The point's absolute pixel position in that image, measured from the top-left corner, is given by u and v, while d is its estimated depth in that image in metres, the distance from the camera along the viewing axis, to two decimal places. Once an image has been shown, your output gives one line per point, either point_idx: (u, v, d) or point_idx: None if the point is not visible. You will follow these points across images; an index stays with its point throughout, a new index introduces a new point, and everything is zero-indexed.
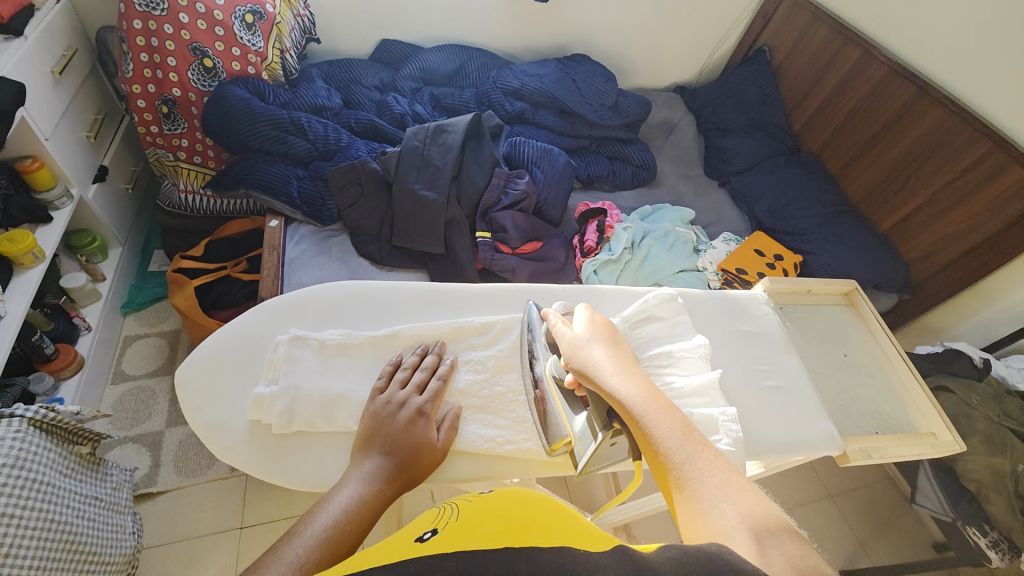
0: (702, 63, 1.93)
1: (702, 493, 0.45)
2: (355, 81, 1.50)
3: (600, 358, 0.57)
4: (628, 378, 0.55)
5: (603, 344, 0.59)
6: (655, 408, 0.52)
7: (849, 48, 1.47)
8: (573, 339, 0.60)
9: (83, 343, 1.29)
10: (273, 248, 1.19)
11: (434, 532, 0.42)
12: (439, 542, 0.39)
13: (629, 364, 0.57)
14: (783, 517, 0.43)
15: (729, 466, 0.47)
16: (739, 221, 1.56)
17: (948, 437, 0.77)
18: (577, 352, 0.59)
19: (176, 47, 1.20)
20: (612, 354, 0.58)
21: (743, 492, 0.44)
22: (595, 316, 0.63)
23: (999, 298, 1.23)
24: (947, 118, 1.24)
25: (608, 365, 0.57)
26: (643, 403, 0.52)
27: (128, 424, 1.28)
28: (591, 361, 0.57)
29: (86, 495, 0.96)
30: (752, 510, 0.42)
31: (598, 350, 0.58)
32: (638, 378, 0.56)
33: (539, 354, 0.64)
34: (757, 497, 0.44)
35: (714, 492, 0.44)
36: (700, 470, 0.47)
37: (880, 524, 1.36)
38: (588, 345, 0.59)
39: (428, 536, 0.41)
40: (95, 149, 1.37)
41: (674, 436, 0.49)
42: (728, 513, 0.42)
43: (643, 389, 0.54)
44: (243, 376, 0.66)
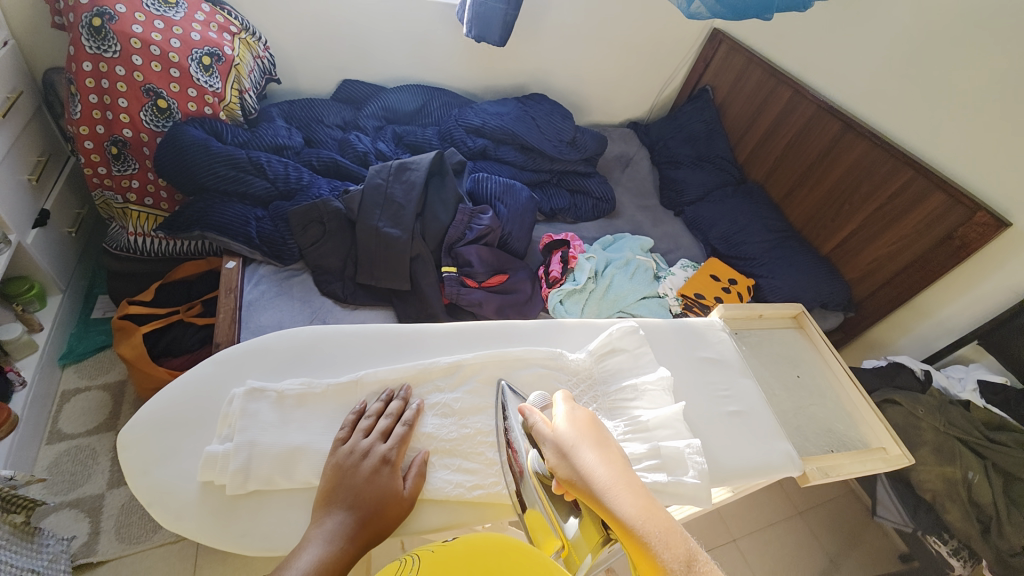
0: (652, 100, 2.06)
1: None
2: (317, 120, 1.51)
3: (591, 466, 0.52)
4: (621, 490, 0.50)
5: (591, 446, 0.54)
6: (657, 530, 0.46)
7: (781, 88, 1.61)
8: (558, 441, 0.55)
9: (16, 400, 1.18)
10: (231, 290, 1.13)
11: None
12: None
13: (623, 471, 0.52)
14: None
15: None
16: (695, 248, 1.64)
17: (897, 451, 0.82)
18: (564, 456, 0.54)
19: (128, 88, 1.17)
20: (604, 459, 0.53)
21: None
22: (577, 410, 0.58)
23: (933, 313, 1.32)
24: (872, 150, 1.37)
25: (601, 476, 0.51)
26: (643, 524, 0.47)
27: (64, 488, 1.17)
28: (582, 471, 0.52)
29: (19, 569, 0.86)
30: None
31: (587, 455, 0.53)
32: (633, 489, 0.50)
33: (519, 445, 0.62)
34: None
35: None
36: None
37: (847, 537, 1.40)
38: (576, 448, 0.54)
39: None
40: (36, 192, 1.30)
41: (680, 567, 0.44)
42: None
43: (641, 504, 0.49)
44: (195, 434, 0.62)
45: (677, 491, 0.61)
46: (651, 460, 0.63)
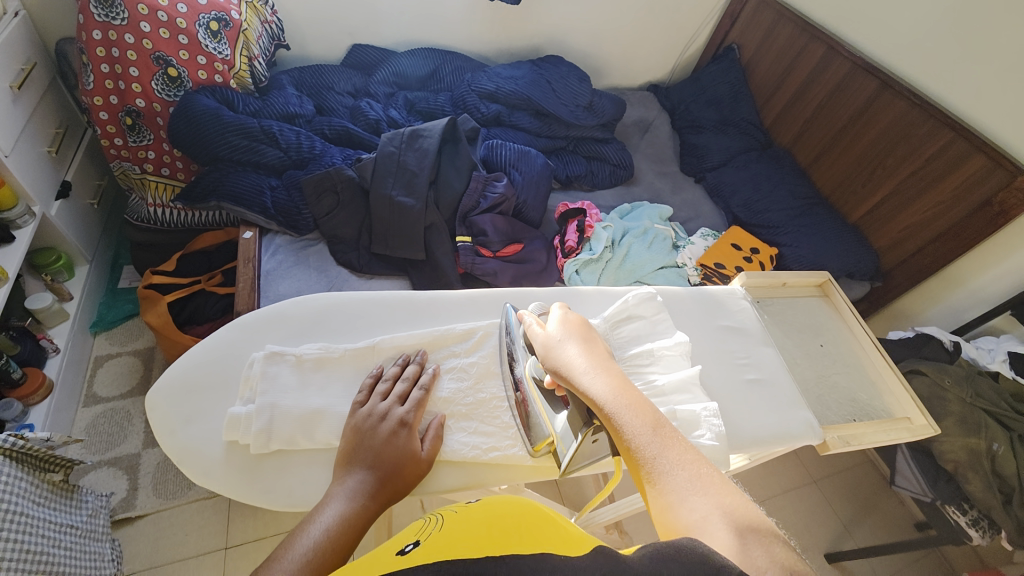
0: (674, 61, 1.96)
1: (673, 487, 0.45)
2: (328, 87, 1.48)
3: (573, 357, 0.57)
4: (598, 375, 0.55)
5: (576, 342, 0.59)
6: (627, 404, 0.51)
7: (813, 44, 1.51)
8: (545, 338, 0.60)
9: (51, 366, 1.23)
10: (249, 261, 1.15)
11: (416, 543, 0.41)
12: (423, 554, 0.38)
13: (602, 361, 0.57)
14: (750, 501, 0.43)
15: (700, 458, 0.47)
16: (716, 216, 1.58)
17: (923, 421, 0.80)
18: (550, 351, 0.59)
19: (138, 57, 1.16)
20: (585, 351, 0.58)
21: (714, 485, 0.44)
22: (569, 314, 0.63)
23: (965, 282, 1.27)
24: (909, 110, 1.28)
25: (580, 365, 0.56)
26: (614, 399, 0.52)
27: (102, 448, 1.23)
28: (564, 361, 0.57)
29: (61, 524, 0.92)
30: (722, 500, 0.42)
31: (571, 349, 0.58)
32: (610, 374, 0.55)
33: (519, 355, 0.65)
34: (727, 487, 0.44)
35: (684, 485, 0.44)
36: (671, 464, 0.46)
37: (862, 506, 1.40)
38: (562, 343, 0.59)
39: (410, 548, 0.40)
40: (57, 163, 1.31)
41: (645, 433, 0.49)
42: (694, 504, 0.43)
43: (615, 385, 0.54)
44: (219, 396, 0.64)
45: (693, 456, 0.61)
46: None
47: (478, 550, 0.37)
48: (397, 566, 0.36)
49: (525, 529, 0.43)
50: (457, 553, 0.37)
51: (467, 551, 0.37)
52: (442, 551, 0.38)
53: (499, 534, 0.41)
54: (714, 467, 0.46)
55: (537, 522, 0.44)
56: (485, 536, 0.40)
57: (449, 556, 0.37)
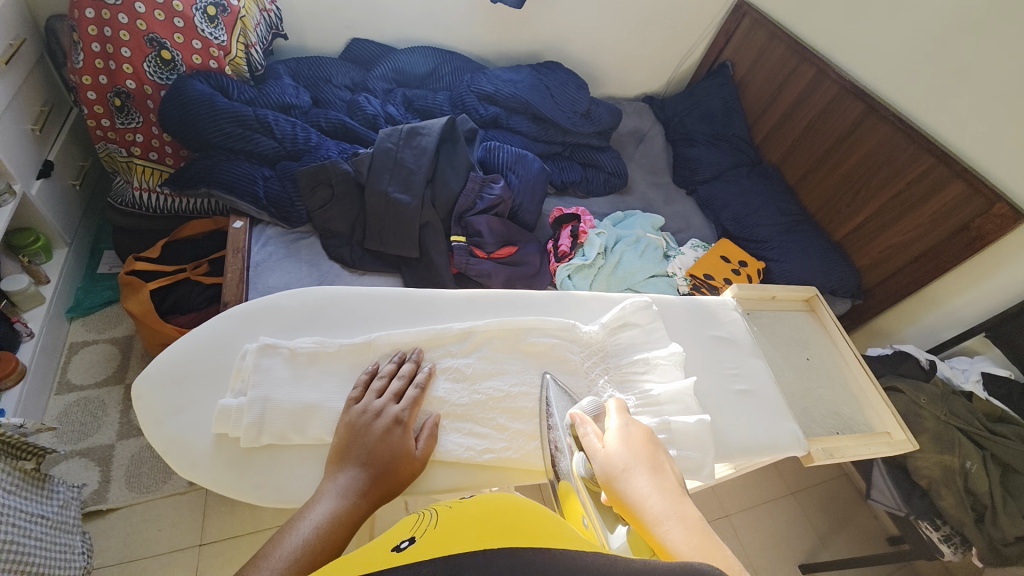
0: (670, 74, 1.99)
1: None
2: (325, 80, 1.46)
3: (644, 492, 0.50)
4: (674, 521, 0.47)
5: (645, 471, 0.51)
6: (715, 572, 0.42)
7: (805, 65, 1.55)
8: (608, 461, 0.53)
9: (24, 350, 1.19)
10: (238, 251, 1.12)
11: (412, 540, 0.40)
12: (417, 553, 0.37)
13: (680, 503, 0.49)
14: None
15: None
16: (706, 228, 1.61)
17: (901, 436, 0.82)
18: (615, 478, 0.52)
19: (131, 37, 1.13)
20: (657, 485, 0.50)
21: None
22: (630, 427, 0.56)
23: (941, 303, 1.31)
24: (894, 135, 1.33)
25: (654, 504, 0.48)
26: (701, 564, 0.43)
27: (74, 438, 1.19)
28: (634, 495, 0.50)
29: (31, 513, 0.88)
30: None
31: (640, 480, 0.50)
32: (691, 522, 0.47)
33: (563, 448, 0.60)
34: None
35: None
36: None
37: (836, 518, 1.43)
38: (629, 471, 0.52)
39: (405, 544, 0.39)
40: (40, 142, 1.27)
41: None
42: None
43: (696, 537, 0.45)
44: (207, 388, 0.62)
45: (683, 465, 0.62)
46: (661, 435, 0.63)
47: (471, 545, 0.37)
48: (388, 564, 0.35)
49: (521, 524, 0.42)
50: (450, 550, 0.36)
51: (459, 548, 0.37)
52: (436, 547, 0.37)
53: (493, 529, 0.40)
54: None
55: (534, 518, 0.44)
56: (479, 531, 0.40)
57: (443, 552, 0.36)
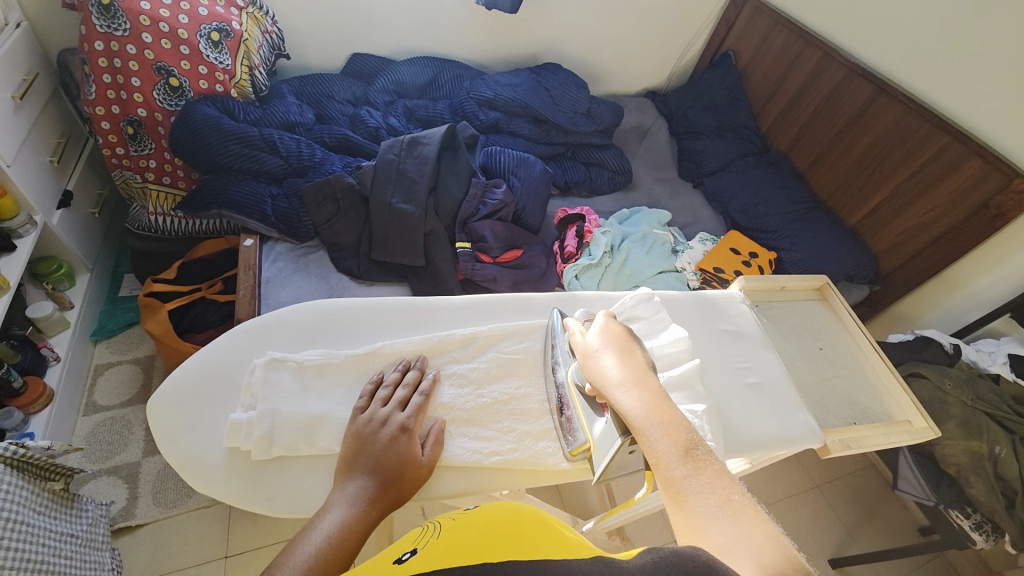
0: (670, 68, 1.97)
1: (702, 510, 0.44)
2: (328, 96, 1.49)
3: (609, 368, 0.57)
4: (633, 388, 0.55)
5: (615, 352, 0.59)
6: (657, 422, 0.51)
7: (809, 50, 1.53)
8: (583, 348, 0.61)
9: (52, 374, 1.23)
10: (249, 268, 1.15)
11: (414, 551, 0.41)
12: (416, 564, 0.38)
13: (640, 374, 0.56)
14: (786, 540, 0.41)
15: (732, 484, 0.46)
16: (715, 220, 1.59)
17: (923, 424, 0.80)
18: (588, 360, 0.60)
19: (140, 67, 1.17)
20: (622, 361, 0.57)
21: (742, 514, 0.43)
22: (611, 323, 0.62)
23: (964, 285, 1.27)
24: (904, 115, 1.30)
25: (614, 376, 0.56)
26: (646, 418, 0.52)
27: (101, 457, 1.23)
28: (599, 371, 0.58)
29: (62, 532, 0.91)
30: (747, 534, 0.41)
31: (608, 359, 0.58)
32: (647, 388, 0.55)
33: (561, 362, 0.66)
34: (760, 520, 0.42)
35: (711, 510, 0.44)
36: (701, 487, 0.46)
37: (864, 511, 1.39)
38: (598, 353, 0.59)
39: (406, 557, 0.40)
40: (58, 173, 1.32)
41: (675, 455, 0.48)
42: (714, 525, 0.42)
43: (650, 401, 0.53)
44: (218, 404, 0.64)
45: None
46: None
47: (472, 558, 0.37)
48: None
49: (523, 533, 0.42)
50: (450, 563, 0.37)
51: (459, 561, 0.37)
52: (438, 560, 0.38)
53: (496, 540, 0.40)
54: (748, 496, 0.45)
55: (536, 526, 0.44)
56: (481, 542, 0.40)
57: (444, 565, 0.37)
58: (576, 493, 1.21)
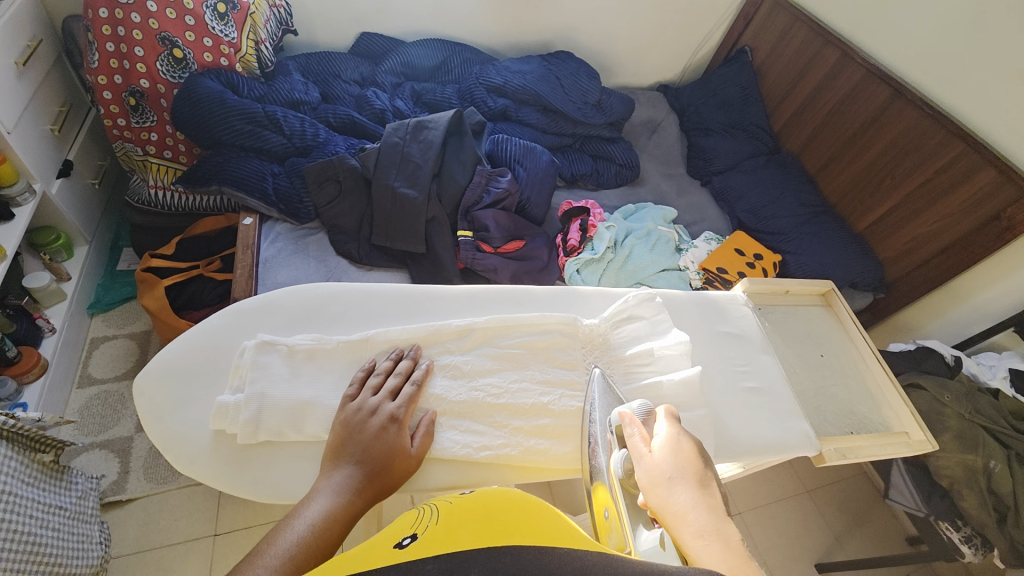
0: (685, 62, 1.93)
1: None
2: (334, 75, 1.46)
3: (684, 507, 0.47)
4: (714, 539, 0.44)
5: (690, 485, 0.49)
6: None
7: (827, 49, 1.49)
8: (652, 470, 0.51)
9: (47, 345, 1.23)
10: (248, 248, 1.15)
11: (414, 537, 0.40)
12: (419, 550, 0.37)
13: (721, 522, 0.46)
14: None
15: None
16: (721, 220, 1.57)
17: (921, 437, 0.79)
18: (657, 488, 0.49)
19: (144, 37, 1.15)
20: (700, 501, 0.47)
21: None
22: (681, 438, 0.53)
23: (970, 297, 1.25)
24: (922, 120, 1.26)
25: (692, 520, 0.46)
26: None
27: (94, 430, 1.23)
28: (671, 508, 0.47)
29: (50, 504, 0.91)
30: None
31: (682, 494, 0.48)
32: (731, 545, 0.44)
33: (601, 446, 0.60)
34: None
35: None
36: None
37: (854, 518, 1.40)
38: (671, 483, 0.49)
39: (406, 542, 0.39)
40: (59, 142, 1.30)
41: None
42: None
43: (735, 562, 0.42)
44: (208, 384, 0.63)
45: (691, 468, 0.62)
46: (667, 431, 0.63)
47: (473, 543, 0.36)
48: (390, 560, 0.35)
49: (521, 519, 0.42)
50: (456, 548, 0.36)
51: (465, 546, 0.36)
52: (442, 545, 0.37)
53: (496, 528, 0.39)
54: None
55: (527, 513, 0.43)
56: (481, 528, 0.39)
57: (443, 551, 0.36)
58: (566, 487, 1.21)
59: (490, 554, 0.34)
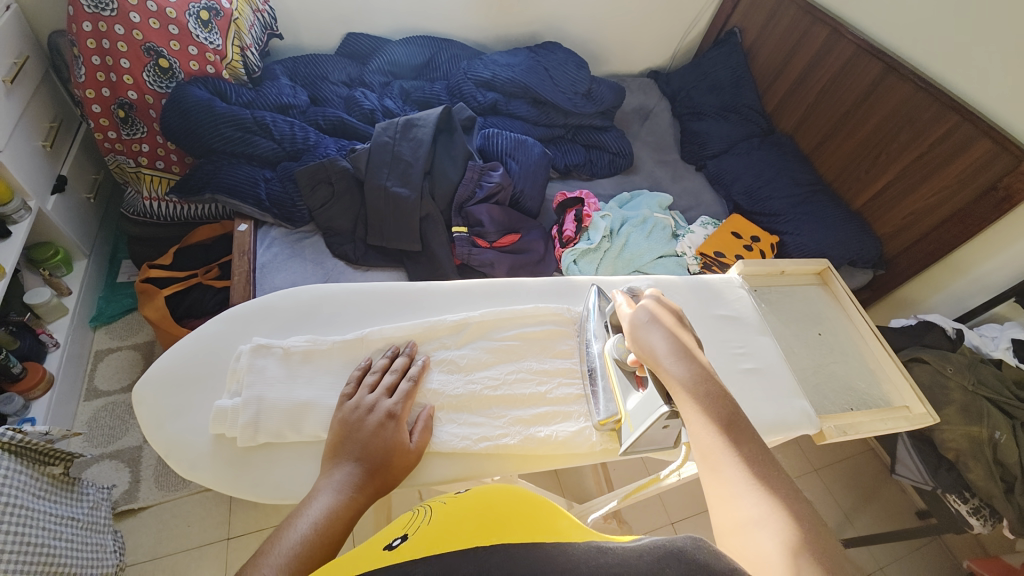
0: (674, 47, 1.92)
1: (734, 480, 0.45)
2: (322, 78, 1.46)
3: (658, 343, 0.55)
4: (684, 363, 0.53)
5: (664, 326, 0.56)
6: (704, 398, 0.50)
7: (817, 26, 1.48)
8: (633, 320, 0.59)
9: (51, 360, 1.24)
10: (244, 253, 1.14)
11: (404, 538, 0.40)
12: (408, 551, 0.37)
13: (689, 348, 0.54)
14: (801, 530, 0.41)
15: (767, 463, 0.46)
16: (717, 204, 1.56)
17: (921, 410, 0.79)
18: (637, 332, 0.58)
19: (129, 48, 1.15)
20: (672, 336, 0.55)
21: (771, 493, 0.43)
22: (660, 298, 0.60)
23: (969, 269, 1.25)
24: (914, 94, 1.25)
25: (664, 350, 0.54)
26: (695, 391, 0.51)
27: (103, 441, 1.24)
28: (646, 344, 0.56)
29: (62, 515, 0.92)
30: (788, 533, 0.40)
31: (657, 333, 0.56)
32: (696, 364, 0.53)
33: (596, 337, 0.67)
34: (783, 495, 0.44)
35: (757, 519, 0.42)
36: (738, 460, 0.46)
37: (863, 494, 1.40)
38: (648, 326, 0.57)
39: (397, 544, 0.39)
40: (52, 158, 1.30)
41: (717, 428, 0.48)
42: (768, 543, 0.40)
43: (698, 373, 0.52)
44: (208, 391, 0.64)
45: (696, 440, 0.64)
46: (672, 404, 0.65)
47: (461, 544, 0.37)
48: (377, 564, 0.36)
49: (514, 515, 0.42)
50: (443, 549, 0.36)
51: (453, 547, 0.37)
52: (429, 546, 0.37)
53: (489, 526, 0.39)
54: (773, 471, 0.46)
55: (523, 508, 0.43)
56: (472, 526, 0.40)
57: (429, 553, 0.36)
58: (572, 477, 1.22)
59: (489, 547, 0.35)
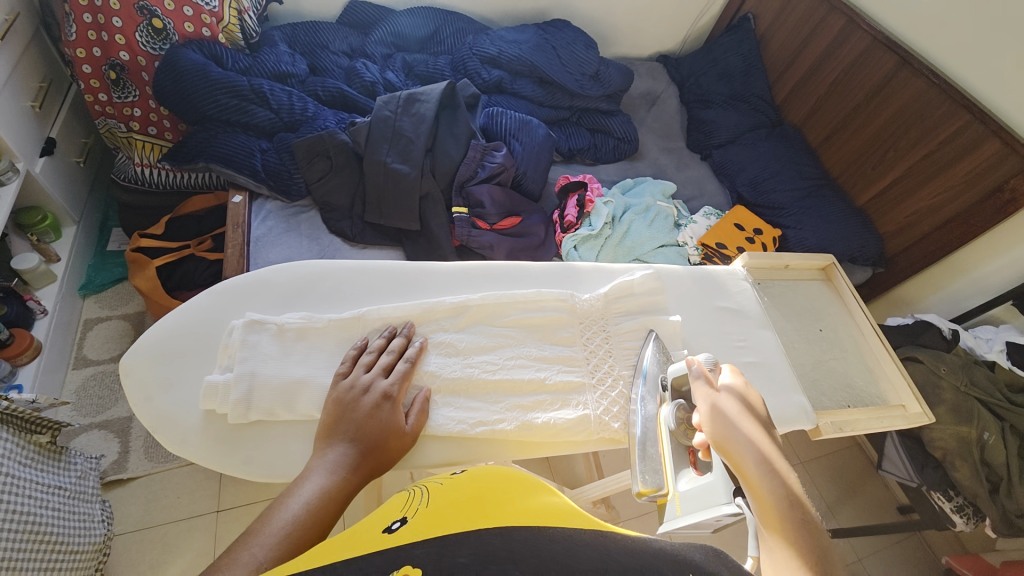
0: (686, 31, 1.86)
1: None
2: (322, 47, 1.40)
3: (745, 439, 0.50)
4: (773, 471, 0.47)
5: (753, 423, 0.52)
6: (796, 517, 0.44)
7: (833, 16, 1.44)
8: (717, 405, 0.54)
9: (38, 327, 1.22)
10: (238, 226, 1.12)
11: (403, 520, 0.39)
12: (412, 534, 0.36)
13: (779, 458, 0.49)
14: None
15: None
16: (721, 194, 1.54)
17: (918, 410, 0.79)
18: (720, 419, 0.53)
19: (121, 6, 1.10)
20: (762, 437, 0.50)
21: None
22: (747, 387, 0.56)
23: (969, 271, 1.24)
24: (927, 90, 1.23)
25: (753, 450, 0.49)
26: (785, 506, 0.45)
27: (92, 411, 1.23)
28: (732, 436, 0.51)
29: (49, 484, 0.92)
30: None
31: (745, 426, 0.51)
32: (786, 475, 0.47)
33: (646, 396, 0.64)
34: None
35: None
36: None
37: (847, 488, 1.42)
38: (735, 418, 0.52)
39: (397, 526, 0.38)
40: (40, 119, 1.26)
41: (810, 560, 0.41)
42: None
43: (790, 488, 0.46)
44: (198, 365, 0.62)
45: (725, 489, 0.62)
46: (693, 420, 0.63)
47: (465, 526, 0.36)
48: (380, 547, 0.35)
49: (512, 497, 0.41)
50: (447, 531, 0.35)
51: (456, 528, 0.36)
52: (431, 527, 0.37)
53: (487, 508, 0.39)
54: None
55: (519, 491, 0.43)
56: (470, 508, 0.39)
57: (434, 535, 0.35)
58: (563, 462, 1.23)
59: (478, 536, 0.34)
